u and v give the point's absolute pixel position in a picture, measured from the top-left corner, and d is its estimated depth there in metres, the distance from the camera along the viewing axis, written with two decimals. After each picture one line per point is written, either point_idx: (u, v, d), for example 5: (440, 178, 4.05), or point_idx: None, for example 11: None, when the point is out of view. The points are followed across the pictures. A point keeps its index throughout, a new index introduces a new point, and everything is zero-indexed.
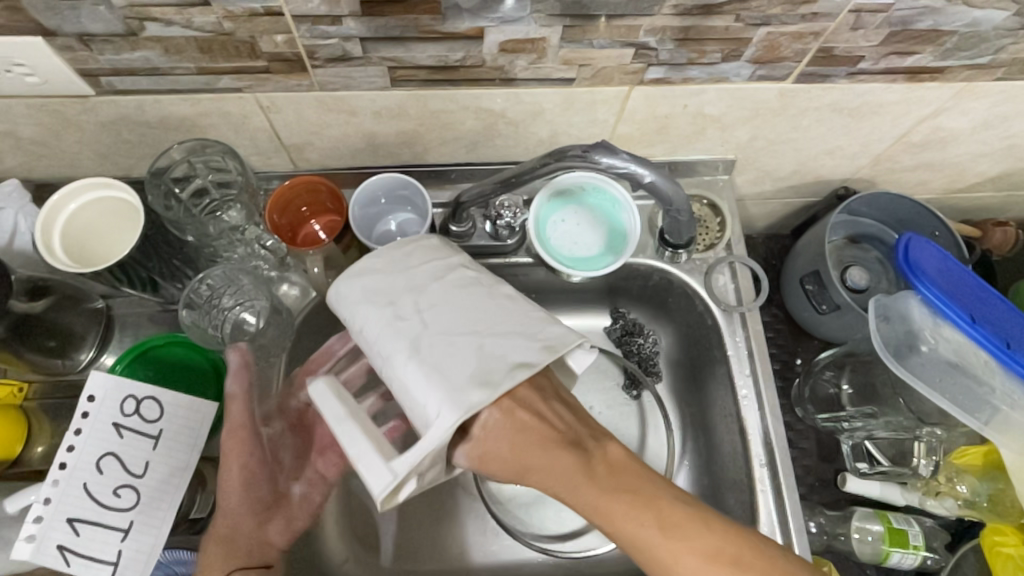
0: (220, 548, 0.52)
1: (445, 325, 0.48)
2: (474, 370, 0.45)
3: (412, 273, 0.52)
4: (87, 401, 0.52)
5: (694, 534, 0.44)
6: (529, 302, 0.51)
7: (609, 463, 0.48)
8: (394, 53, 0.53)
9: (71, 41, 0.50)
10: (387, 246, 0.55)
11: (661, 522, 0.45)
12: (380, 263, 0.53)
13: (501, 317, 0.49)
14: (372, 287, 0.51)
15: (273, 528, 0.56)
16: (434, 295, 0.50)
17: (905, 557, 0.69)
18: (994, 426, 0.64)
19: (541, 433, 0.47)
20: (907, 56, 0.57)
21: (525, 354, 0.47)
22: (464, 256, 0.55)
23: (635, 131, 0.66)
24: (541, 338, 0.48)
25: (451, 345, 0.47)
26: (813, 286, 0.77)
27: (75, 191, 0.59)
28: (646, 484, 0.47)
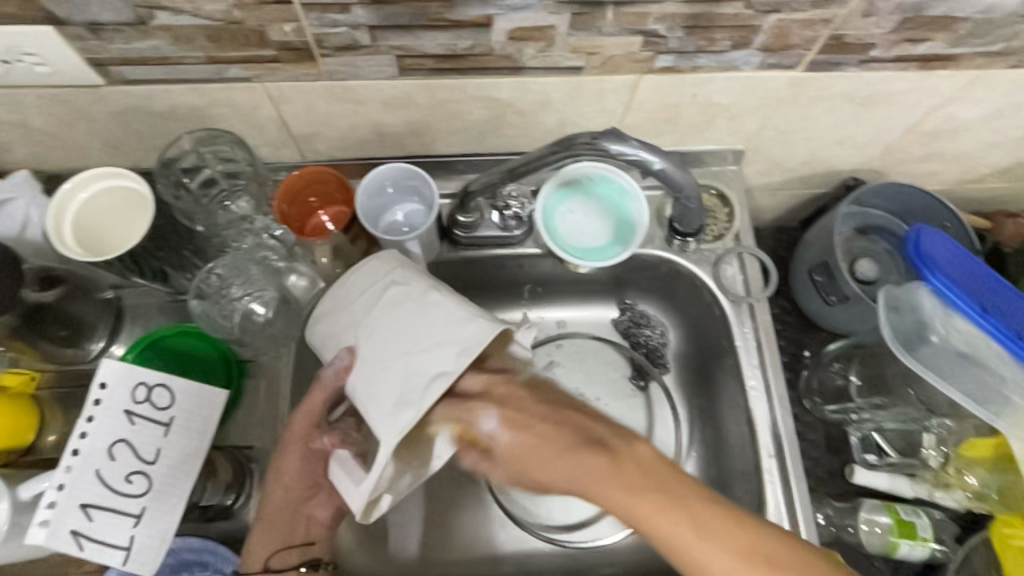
0: (266, 528, 0.57)
1: (379, 353, 0.52)
2: (400, 392, 0.50)
3: (354, 306, 0.55)
4: (98, 388, 0.52)
5: (726, 537, 0.42)
6: (457, 302, 0.53)
7: (640, 458, 0.46)
8: (403, 42, 0.53)
9: (82, 31, 0.50)
10: (338, 283, 0.58)
11: (692, 519, 0.42)
12: (329, 303, 0.57)
13: (426, 327, 0.51)
14: (330, 331, 0.56)
15: (314, 506, 0.59)
16: (370, 324, 0.53)
17: (914, 548, 0.69)
18: (1005, 418, 0.64)
19: (554, 432, 0.48)
20: (919, 43, 0.57)
21: (446, 362, 0.50)
22: (399, 269, 0.56)
23: (643, 120, 0.66)
24: (459, 342, 0.50)
25: (382, 370, 0.51)
26: (822, 278, 0.76)
27: (87, 180, 0.60)
28: (673, 482, 0.45)
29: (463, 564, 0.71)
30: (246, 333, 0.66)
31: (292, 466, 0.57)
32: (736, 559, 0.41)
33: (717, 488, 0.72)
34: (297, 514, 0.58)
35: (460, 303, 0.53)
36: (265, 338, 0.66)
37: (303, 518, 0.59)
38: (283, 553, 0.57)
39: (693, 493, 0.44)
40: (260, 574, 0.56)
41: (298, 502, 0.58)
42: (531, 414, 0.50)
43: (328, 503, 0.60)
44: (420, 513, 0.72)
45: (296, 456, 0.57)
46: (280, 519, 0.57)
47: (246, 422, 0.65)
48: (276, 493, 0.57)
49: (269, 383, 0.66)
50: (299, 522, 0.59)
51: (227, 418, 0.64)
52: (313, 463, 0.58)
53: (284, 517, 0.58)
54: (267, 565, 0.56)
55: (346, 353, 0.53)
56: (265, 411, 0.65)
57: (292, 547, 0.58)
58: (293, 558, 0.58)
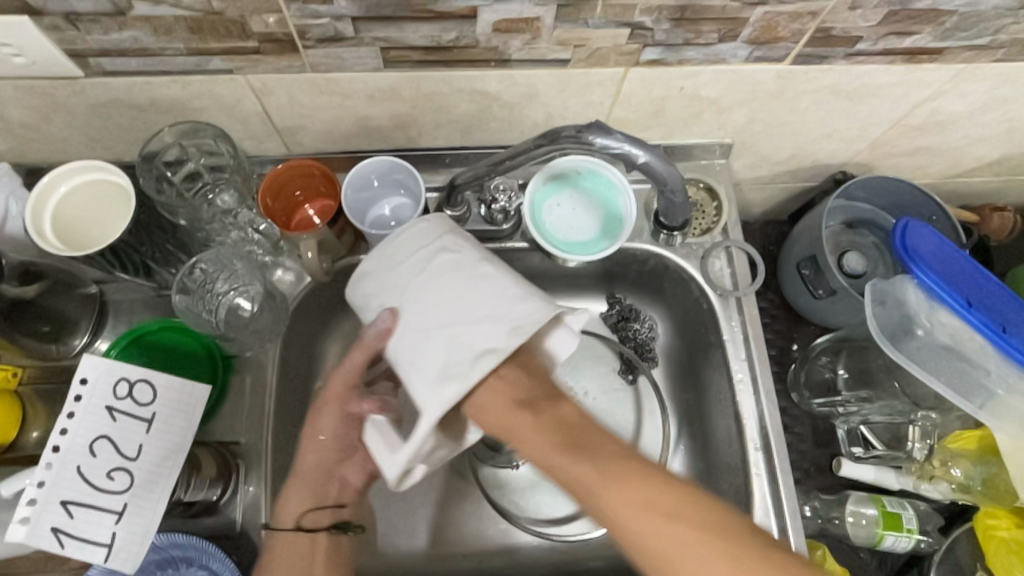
0: (300, 493, 0.58)
1: (425, 321, 0.51)
2: (444, 363, 0.49)
3: (398, 266, 0.54)
4: (79, 384, 0.52)
5: (630, 490, 0.42)
6: (508, 278, 0.52)
7: (570, 420, 0.47)
8: (387, 34, 0.53)
9: (59, 21, 0.49)
10: (381, 243, 0.56)
11: (610, 472, 0.43)
12: (372, 262, 0.56)
13: (478, 301, 0.50)
14: (370, 289, 0.55)
15: (348, 469, 0.60)
16: (416, 288, 0.52)
17: (899, 540, 0.70)
18: (988, 410, 0.65)
19: (499, 388, 0.48)
20: (906, 36, 0.57)
21: (497, 339, 0.48)
22: (447, 234, 0.55)
23: (631, 114, 0.66)
24: (512, 319, 0.49)
25: (427, 339, 0.50)
26: (810, 271, 0.76)
27: (66, 173, 0.58)
28: (597, 442, 0.45)
29: (452, 558, 0.71)
30: (231, 328, 0.65)
31: (328, 428, 0.58)
32: (643, 510, 0.41)
33: (705, 481, 0.72)
34: (329, 476, 0.59)
35: (513, 281, 0.52)
36: (250, 333, 0.65)
37: (337, 480, 0.60)
38: (314, 515, 0.59)
39: (613, 453, 0.44)
40: (293, 532, 0.57)
41: (331, 465, 0.59)
42: (496, 370, 0.49)
43: (362, 467, 0.61)
44: (407, 507, 0.72)
45: (333, 419, 0.57)
46: (312, 480, 0.59)
47: (230, 418, 0.64)
48: (310, 454, 0.58)
49: (255, 378, 0.66)
50: (332, 484, 0.60)
51: (213, 412, 0.64)
52: (350, 426, 0.58)
53: (318, 478, 0.59)
54: (299, 523, 0.58)
55: (388, 314, 0.52)
56: (250, 406, 0.64)
57: (324, 509, 0.59)
58: (325, 519, 0.59)
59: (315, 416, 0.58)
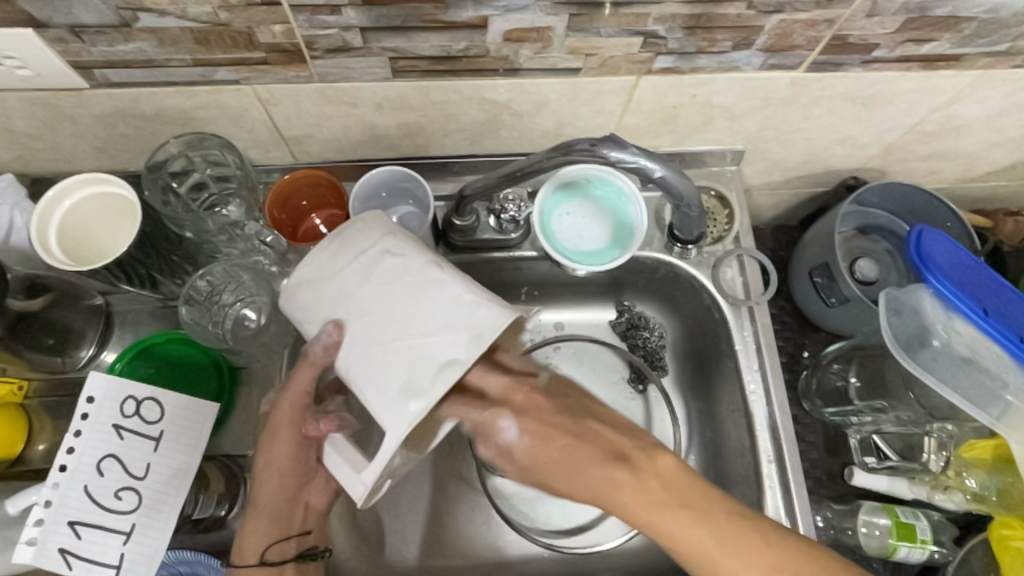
0: (266, 524, 0.56)
1: (378, 334, 0.46)
2: (406, 380, 0.44)
3: (337, 274, 0.49)
4: (86, 402, 0.51)
5: (750, 550, 0.42)
6: (463, 280, 0.47)
7: (665, 472, 0.46)
8: (395, 44, 0.52)
9: (63, 33, 0.48)
10: (320, 244, 0.51)
11: (717, 532, 0.43)
12: (308, 270, 0.50)
13: (429, 309, 0.45)
14: (308, 300, 0.50)
15: (311, 493, 0.58)
16: (361, 298, 0.47)
17: (912, 550, 0.69)
18: (1005, 423, 0.63)
19: (579, 449, 0.48)
20: (924, 43, 0.56)
21: (459, 350, 0.44)
22: (391, 235, 0.49)
23: (641, 121, 0.65)
24: (470, 327, 0.45)
25: (383, 354, 0.45)
26: (822, 279, 0.75)
27: (71, 186, 0.58)
28: (699, 494, 0.45)
29: (460, 569, 0.70)
30: (238, 341, 0.64)
31: (285, 451, 0.55)
32: (761, 571, 0.42)
33: (716, 491, 0.71)
34: (292, 501, 0.57)
35: (466, 283, 0.47)
36: (257, 346, 0.65)
37: (301, 506, 0.58)
38: (279, 547, 0.56)
39: (717, 504, 0.44)
40: (257, 567, 0.55)
41: (293, 491, 0.57)
42: (558, 431, 0.49)
43: (324, 490, 0.59)
44: (415, 518, 0.71)
45: (288, 443, 0.55)
46: (276, 507, 0.56)
47: (239, 430, 0.63)
48: (269, 483, 0.56)
49: (262, 391, 0.65)
50: (297, 511, 0.58)
51: (221, 425, 0.63)
52: (307, 446, 0.56)
53: (280, 506, 0.56)
54: (263, 558, 0.56)
55: (335, 329, 0.47)
56: (258, 418, 0.64)
57: (289, 539, 0.57)
58: (291, 550, 0.57)
59: (273, 438, 0.55)
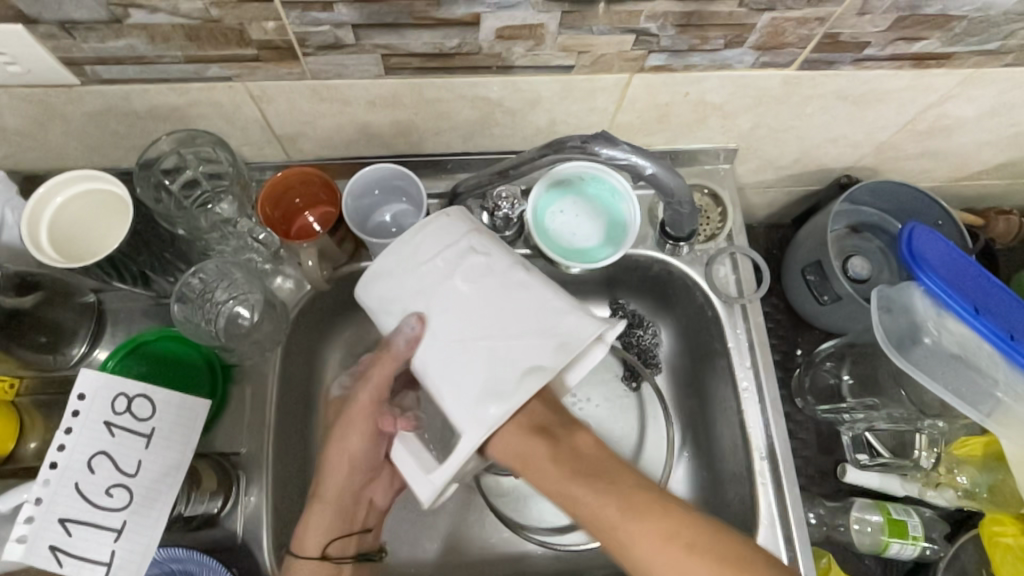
0: (331, 518, 0.56)
1: (463, 332, 0.49)
2: (489, 383, 0.47)
3: (418, 268, 0.51)
4: (77, 400, 0.51)
5: (652, 521, 0.44)
6: (555, 289, 0.50)
7: (583, 449, 0.50)
8: (387, 41, 0.52)
9: (54, 29, 0.48)
10: (399, 236, 0.53)
11: (622, 503, 0.45)
12: (389, 259, 0.52)
13: (513, 314, 0.49)
14: (384, 292, 0.52)
15: (374, 490, 0.59)
16: (441, 294, 0.50)
17: (904, 548, 0.69)
18: (995, 418, 0.64)
19: (509, 416, 0.50)
20: (915, 42, 0.56)
21: (543, 358, 0.48)
22: (473, 232, 0.52)
23: (635, 119, 0.65)
24: (557, 336, 0.48)
25: (465, 353, 0.48)
26: (814, 277, 0.76)
27: (61, 184, 0.58)
28: (612, 468, 0.48)
29: (455, 568, 0.70)
30: (231, 339, 0.64)
31: (354, 444, 0.55)
32: (658, 537, 0.43)
33: (710, 489, 0.71)
34: (356, 496, 0.58)
35: (552, 292, 0.50)
36: (250, 344, 0.65)
37: (364, 502, 0.59)
38: (340, 544, 0.57)
39: (626, 479, 0.47)
40: (319, 561, 0.55)
41: (359, 485, 0.57)
42: None
43: (389, 487, 0.60)
44: (409, 516, 0.71)
45: (357, 436, 0.55)
46: (342, 503, 0.57)
47: (231, 427, 0.63)
48: (333, 476, 0.56)
49: (255, 387, 0.65)
50: (360, 507, 0.58)
51: (213, 423, 0.63)
52: (381, 442, 0.56)
53: (347, 501, 0.57)
54: (324, 552, 0.56)
55: (416, 321, 0.50)
56: (250, 416, 0.64)
57: (352, 535, 0.58)
58: (351, 547, 0.58)
59: (344, 430, 0.55)
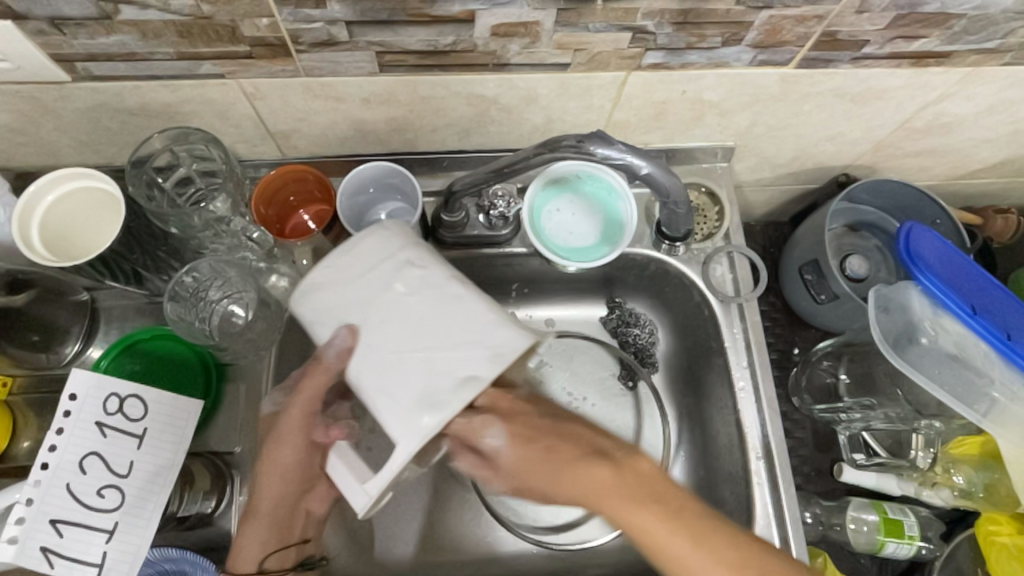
0: (265, 531, 0.56)
1: (397, 343, 0.46)
2: (421, 391, 0.45)
3: (355, 281, 0.49)
4: (68, 399, 0.51)
5: (725, 563, 0.42)
6: (489, 302, 0.48)
7: (646, 475, 0.46)
8: (382, 37, 0.51)
9: (44, 25, 0.48)
10: (338, 247, 0.51)
11: (694, 536, 0.43)
12: (325, 270, 0.50)
13: (449, 325, 0.46)
14: (321, 303, 0.50)
15: (312, 499, 0.58)
16: (377, 307, 0.48)
17: (900, 547, 0.69)
18: (992, 419, 0.63)
19: (557, 448, 0.48)
20: (914, 40, 0.56)
21: (477, 367, 0.45)
22: (411, 245, 0.50)
23: (632, 117, 0.65)
24: (488, 345, 0.46)
25: (399, 365, 0.46)
26: (812, 276, 0.75)
27: (52, 182, 0.57)
28: (676, 493, 0.45)
29: (449, 566, 0.70)
30: (224, 338, 0.64)
31: (290, 452, 0.54)
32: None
33: (706, 488, 0.71)
34: (294, 507, 0.57)
35: (492, 308, 0.48)
36: (244, 342, 0.64)
37: (301, 513, 0.58)
38: (278, 554, 0.57)
39: (688, 504, 0.45)
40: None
41: (295, 496, 0.57)
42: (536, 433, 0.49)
43: (325, 497, 0.59)
44: (405, 515, 0.71)
45: (290, 447, 0.54)
46: (278, 515, 0.56)
47: (225, 427, 0.63)
48: (271, 489, 0.55)
49: (249, 388, 0.64)
50: (297, 519, 0.58)
51: (207, 422, 0.62)
52: (313, 453, 0.55)
53: (282, 515, 0.56)
54: (262, 565, 0.56)
55: (349, 334, 0.48)
56: (245, 415, 0.63)
57: (288, 547, 0.58)
58: (290, 557, 0.58)
59: (280, 442, 0.54)
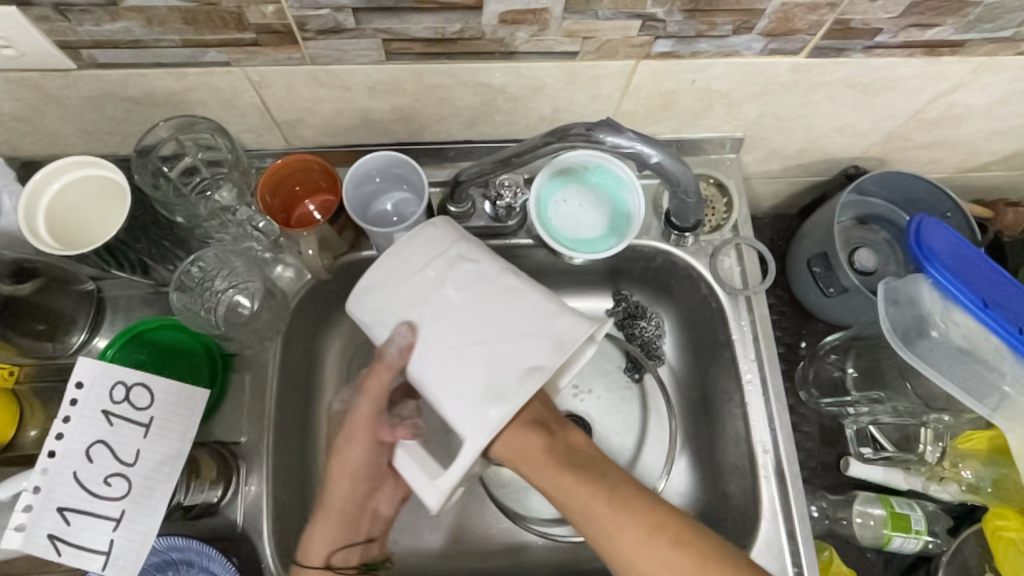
0: (331, 525, 0.56)
1: (455, 336, 0.51)
2: (488, 383, 0.49)
3: (409, 280, 0.54)
4: (75, 387, 0.51)
5: (630, 514, 0.48)
6: (543, 293, 0.53)
7: (578, 445, 0.55)
8: (389, 25, 0.51)
9: (49, 11, 0.47)
10: (382, 253, 0.56)
11: (609, 499, 0.49)
12: (377, 274, 0.55)
13: (508, 316, 0.51)
14: (378, 305, 0.54)
15: (379, 500, 0.60)
16: (435, 303, 0.52)
17: (907, 541, 0.69)
18: (1002, 414, 0.63)
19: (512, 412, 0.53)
20: (928, 28, 0.55)
21: (541, 356, 0.50)
22: (461, 242, 0.55)
23: (640, 107, 0.64)
24: (552, 336, 0.50)
25: (461, 356, 0.50)
26: (820, 269, 0.74)
27: (59, 169, 0.57)
28: (609, 470, 0.52)
29: (455, 558, 0.70)
30: (230, 328, 0.63)
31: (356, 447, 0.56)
32: (638, 532, 0.47)
33: (710, 482, 0.70)
34: (360, 506, 0.58)
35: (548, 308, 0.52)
36: (249, 332, 0.64)
37: (369, 511, 0.59)
38: (344, 553, 0.57)
39: (612, 469, 0.52)
40: (322, 569, 0.55)
41: (361, 496, 0.58)
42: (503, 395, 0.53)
43: (392, 496, 0.60)
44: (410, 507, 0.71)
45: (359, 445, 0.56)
46: (346, 514, 0.57)
47: (231, 417, 0.63)
48: (341, 487, 0.56)
49: (256, 374, 0.64)
50: (365, 518, 0.59)
51: (213, 412, 0.62)
52: (380, 449, 0.57)
53: (352, 516, 0.57)
54: (328, 562, 0.56)
55: (406, 328, 0.52)
56: (251, 405, 0.63)
57: (354, 545, 0.57)
58: (354, 557, 0.58)
59: (347, 438, 0.56)
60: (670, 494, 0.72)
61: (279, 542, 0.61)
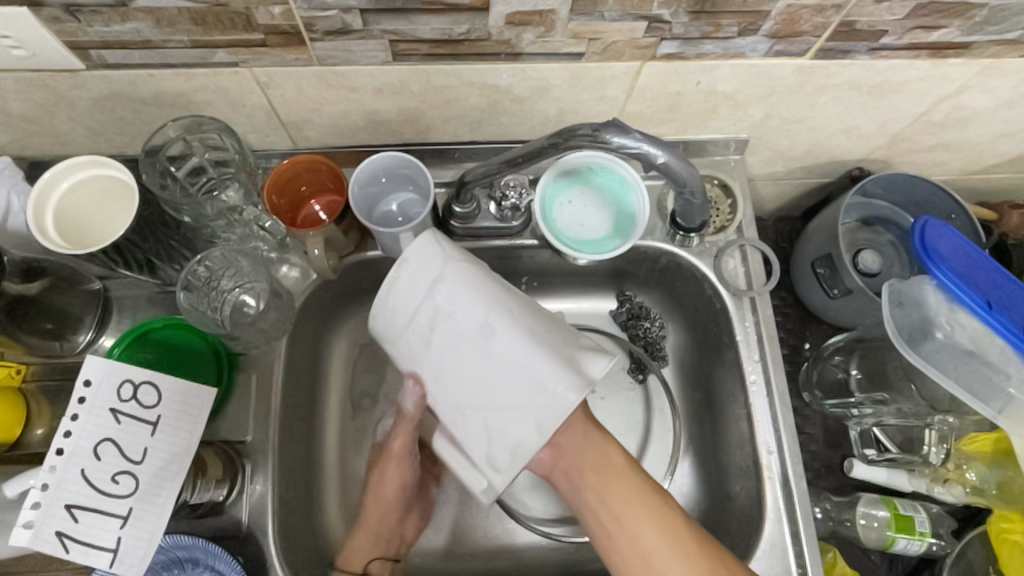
0: (367, 540, 0.64)
1: (454, 399, 0.52)
2: (487, 451, 0.51)
3: (405, 333, 0.54)
4: (83, 385, 0.51)
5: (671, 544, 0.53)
6: (534, 354, 0.50)
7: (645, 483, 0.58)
8: (396, 26, 0.51)
9: (59, 12, 0.48)
10: (377, 299, 0.55)
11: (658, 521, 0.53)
12: (379, 324, 0.56)
13: (496, 385, 0.50)
14: (394, 347, 0.56)
15: (406, 526, 0.68)
16: (431, 362, 0.53)
17: (910, 543, 0.69)
18: (1007, 415, 0.63)
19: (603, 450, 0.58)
20: (933, 30, 0.55)
21: (526, 429, 0.50)
22: (443, 277, 0.53)
23: (645, 108, 0.64)
24: (536, 412, 0.50)
25: (462, 420, 0.52)
26: (825, 270, 0.75)
27: (68, 169, 0.58)
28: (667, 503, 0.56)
29: (458, 558, 0.70)
30: (236, 327, 0.63)
31: (392, 477, 0.65)
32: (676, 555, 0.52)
33: (714, 483, 0.70)
34: (394, 530, 0.66)
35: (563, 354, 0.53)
36: (256, 332, 0.64)
37: (395, 534, 0.66)
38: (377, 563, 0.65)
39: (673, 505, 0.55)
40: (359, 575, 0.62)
41: (395, 522, 0.66)
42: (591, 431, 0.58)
43: (416, 526, 0.69)
44: None
45: (394, 473, 0.65)
46: (382, 527, 0.65)
47: (237, 415, 0.63)
48: (376, 511, 0.65)
49: (261, 376, 0.64)
50: (395, 537, 0.67)
51: (219, 411, 0.63)
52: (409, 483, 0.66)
53: (385, 536, 0.65)
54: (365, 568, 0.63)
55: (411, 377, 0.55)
56: (256, 404, 0.63)
57: (386, 559, 0.65)
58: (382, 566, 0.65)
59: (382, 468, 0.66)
60: (674, 494, 0.72)
61: (284, 539, 0.61)
